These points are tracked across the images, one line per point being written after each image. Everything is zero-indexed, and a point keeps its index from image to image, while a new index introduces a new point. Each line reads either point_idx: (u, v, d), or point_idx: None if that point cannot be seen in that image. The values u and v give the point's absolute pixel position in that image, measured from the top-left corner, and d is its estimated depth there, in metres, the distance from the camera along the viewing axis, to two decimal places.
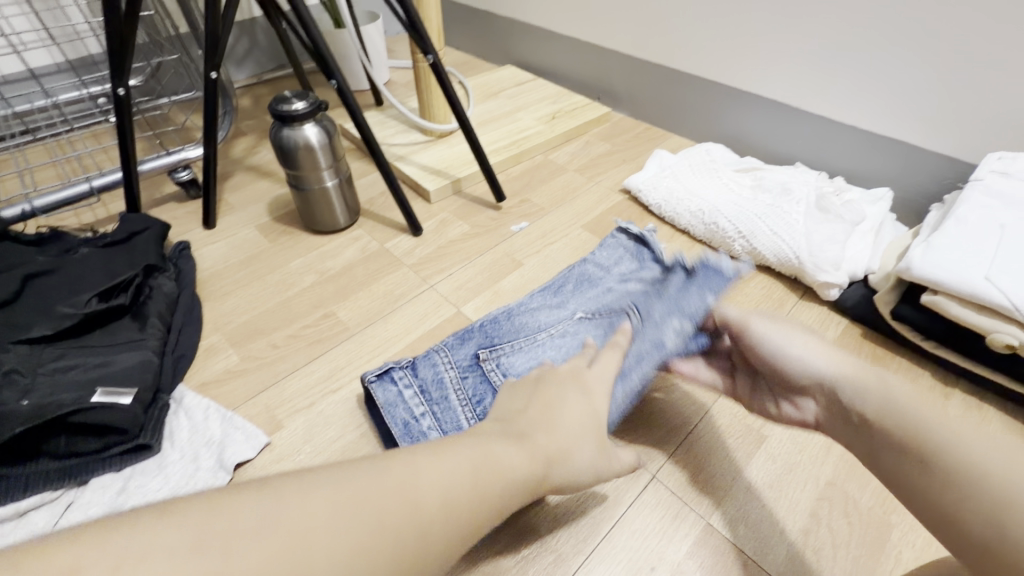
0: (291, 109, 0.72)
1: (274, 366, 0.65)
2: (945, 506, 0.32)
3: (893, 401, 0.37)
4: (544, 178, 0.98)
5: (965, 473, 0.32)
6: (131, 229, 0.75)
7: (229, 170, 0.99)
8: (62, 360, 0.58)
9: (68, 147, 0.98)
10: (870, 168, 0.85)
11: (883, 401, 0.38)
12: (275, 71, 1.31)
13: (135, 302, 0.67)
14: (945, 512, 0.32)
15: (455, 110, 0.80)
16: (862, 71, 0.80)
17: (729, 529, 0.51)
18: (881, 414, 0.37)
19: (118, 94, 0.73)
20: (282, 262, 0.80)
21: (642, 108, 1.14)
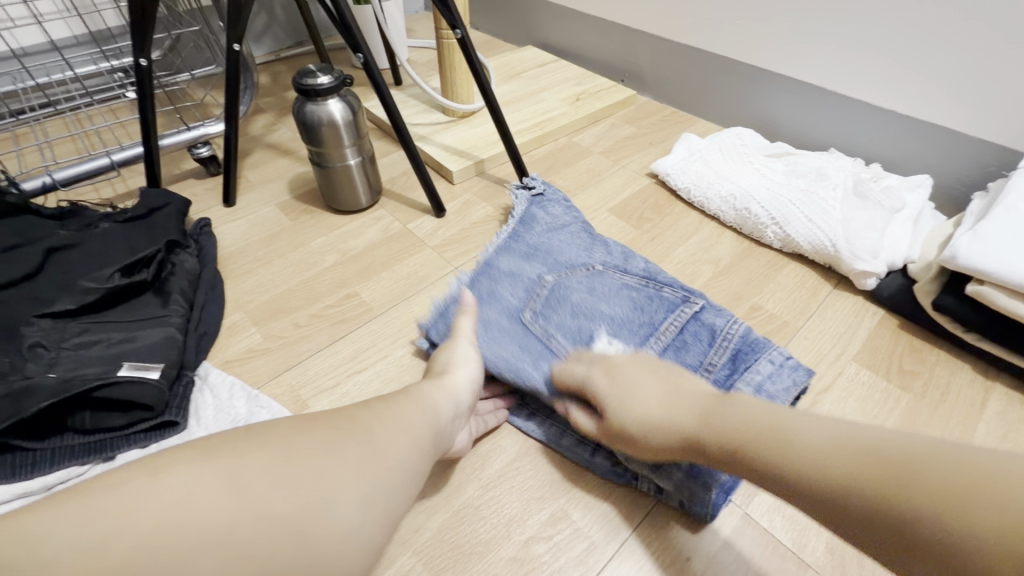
0: (315, 83, 0.70)
1: (298, 345, 0.64)
2: (836, 493, 0.32)
3: (707, 413, 0.41)
4: (568, 160, 0.95)
5: (798, 448, 0.34)
6: (151, 205, 0.74)
7: (249, 147, 0.98)
8: (86, 335, 0.57)
9: (86, 122, 0.97)
10: (908, 154, 0.82)
11: (710, 409, 0.41)
12: (293, 48, 1.28)
13: (157, 278, 0.65)
14: (861, 501, 0.31)
15: (482, 87, 0.78)
16: (906, 53, 0.76)
17: (765, 519, 0.50)
18: (702, 423, 0.41)
19: (140, 65, 0.71)
20: (304, 240, 0.79)
21: (668, 91, 1.11)
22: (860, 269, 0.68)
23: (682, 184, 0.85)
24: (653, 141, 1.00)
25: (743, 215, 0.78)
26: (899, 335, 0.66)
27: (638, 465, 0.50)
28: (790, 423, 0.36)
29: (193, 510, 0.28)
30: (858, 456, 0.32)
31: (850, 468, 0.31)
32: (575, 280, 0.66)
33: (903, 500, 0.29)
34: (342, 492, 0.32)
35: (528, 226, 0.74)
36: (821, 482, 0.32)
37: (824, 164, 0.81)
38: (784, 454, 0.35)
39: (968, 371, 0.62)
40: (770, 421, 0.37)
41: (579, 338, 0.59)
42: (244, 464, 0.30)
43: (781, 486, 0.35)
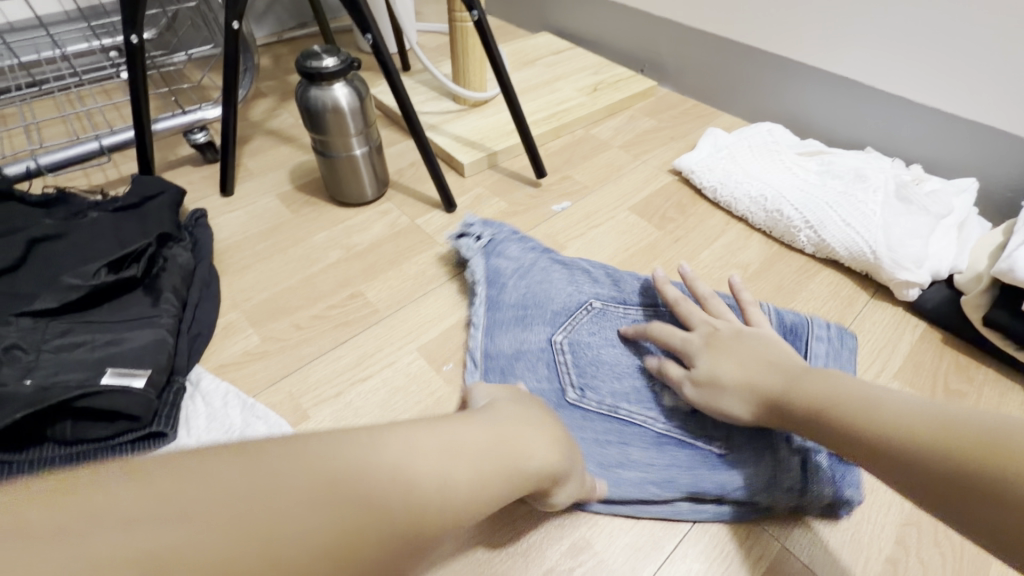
0: (320, 66, 0.65)
1: (298, 349, 0.60)
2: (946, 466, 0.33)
3: (799, 373, 0.45)
4: (585, 154, 0.90)
5: (881, 407, 0.38)
6: (143, 193, 0.69)
7: (248, 134, 0.93)
8: (69, 336, 0.53)
9: (77, 103, 0.92)
10: (951, 155, 0.77)
11: (796, 377, 0.44)
12: (297, 29, 1.23)
13: (148, 274, 0.60)
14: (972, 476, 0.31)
15: (499, 74, 0.73)
16: (957, 45, 0.71)
17: (805, 555, 0.45)
18: (792, 383, 0.44)
19: (130, 43, 0.66)
20: (305, 234, 0.74)
21: (691, 83, 1.05)
22: (902, 278, 0.64)
23: (708, 182, 0.80)
24: (675, 135, 0.94)
25: (774, 217, 0.73)
26: (943, 350, 0.62)
27: (789, 489, 0.47)
28: (878, 392, 0.39)
29: (264, 500, 0.24)
30: (940, 427, 0.34)
31: (928, 436, 0.34)
32: (577, 318, 0.60)
33: (969, 461, 0.32)
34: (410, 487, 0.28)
35: (498, 286, 0.63)
36: (889, 435, 0.36)
37: (862, 164, 0.76)
38: (863, 408, 0.39)
39: (1020, 392, 0.57)
40: (861, 393, 0.40)
41: (641, 398, 0.54)
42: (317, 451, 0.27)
43: (852, 440, 0.38)
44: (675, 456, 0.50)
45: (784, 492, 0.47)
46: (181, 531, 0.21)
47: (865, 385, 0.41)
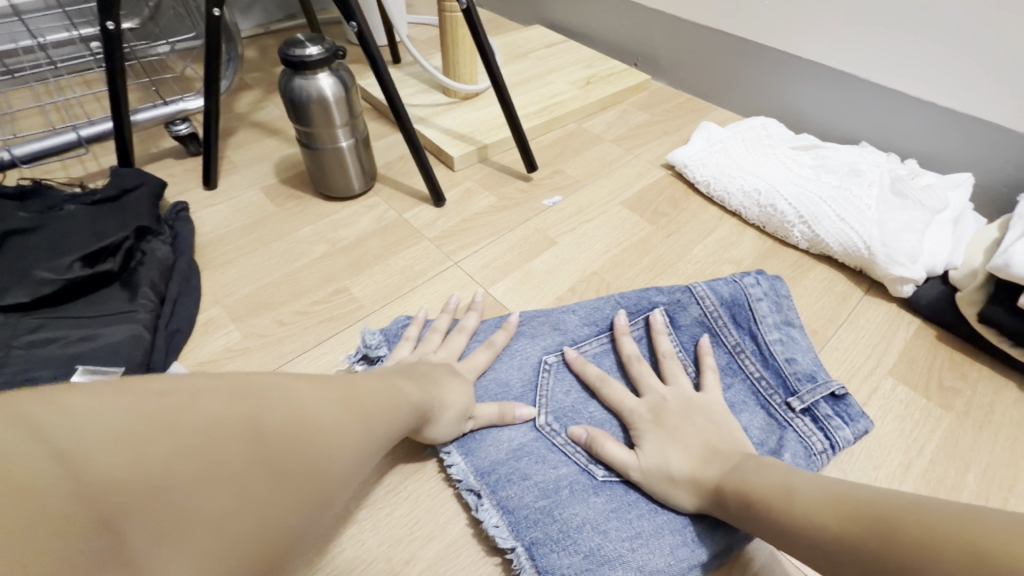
0: (304, 54, 0.63)
1: (280, 346, 0.58)
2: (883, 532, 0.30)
3: (735, 467, 0.41)
4: (577, 148, 0.89)
5: (817, 498, 0.35)
6: (122, 186, 0.67)
7: (234, 126, 0.91)
8: (40, 333, 0.51)
9: (56, 93, 0.90)
10: (947, 150, 0.76)
11: (738, 467, 0.41)
12: (285, 20, 1.20)
13: (126, 268, 0.59)
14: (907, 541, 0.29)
15: (489, 65, 0.71)
16: (954, 39, 0.70)
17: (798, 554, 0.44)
18: (727, 477, 0.41)
19: (107, 30, 0.64)
20: (291, 228, 0.72)
21: (685, 77, 1.04)
22: (896, 274, 0.63)
23: (701, 176, 0.79)
24: (668, 129, 0.93)
25: (768, 212, 0.72)
26: (938, 347, 0.61)
27: (822, 449, 0.49)
28: (803, 488, 0.37)
29: (174, 413, 0.24)
30: (863, 525, 0.31)
31: (855, 536, 0.31)
32: (528, 349, 0.56)
33: (895, 561, 0.29)
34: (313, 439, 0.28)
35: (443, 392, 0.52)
36: (824, 542, 0.33)
37: (856, 158, 0.75)
38: (793, 511, 0.36)
39: (1014, 389, 0.57)
40: (805, 485, 0.37)
41: None
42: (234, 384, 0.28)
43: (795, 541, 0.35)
44: None
45: (821, 454, 0.49)
46: (105, 459, 0.22)
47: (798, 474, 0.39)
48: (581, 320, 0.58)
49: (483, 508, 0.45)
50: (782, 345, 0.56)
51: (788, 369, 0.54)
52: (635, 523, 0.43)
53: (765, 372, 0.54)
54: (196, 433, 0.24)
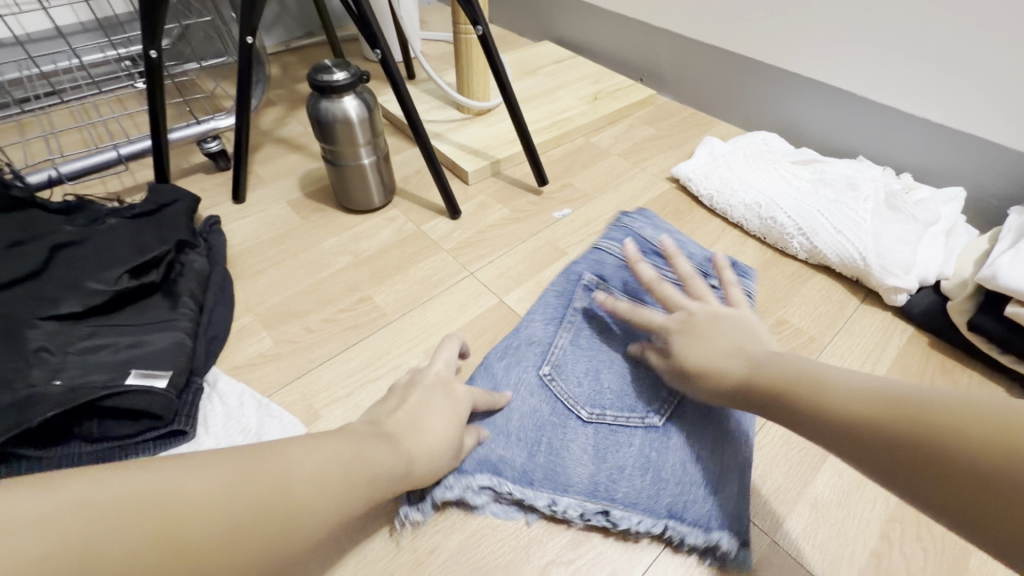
0: (332, 79, 0.67)
1: (310, 352, 0.62)
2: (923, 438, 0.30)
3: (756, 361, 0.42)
4: (586, 161, 0.93)
5: (842, 387, 0.36)
6: (160, 201, 0.72)
7: (259, 142, 0.95)
8: (93, 339, 0.55)
9: (93, 112, 0.95)
10: (941, 164, 0.79)
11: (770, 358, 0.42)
12: (304, 38, 1.26)
13: (167, 279, 0.63)
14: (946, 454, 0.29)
15: (503, 86, 0.76)
16: (946, 59, 0.73)
17: (793, 547, 0.48)
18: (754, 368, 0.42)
19: (150, 57, 0.69)
20: (315, 241, 0.77)
21: (689, 91, 1.08)
22: (891, 284, 0.66)
23: (704, 189, 0.83)
24: (673, 143, 0.97)
25: (768, 225, 0.76)
26: (930, 354, 0.64)
27: None
28: (844, 384, 0.36)
29: (174, 490, 0.26)
30: (896, 410, 0.32)
31: (887, 418, 0.32)
32: (521, 373, 0.55)
33: (925, 442, 0.30)
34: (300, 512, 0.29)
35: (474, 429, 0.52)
36: (856, 421, 0.34)
37: (853, 172, 0.79)
38: (832, 396, 0.36)
39: (1002, 394, 0.60)
40: (830, 372, 0.38)
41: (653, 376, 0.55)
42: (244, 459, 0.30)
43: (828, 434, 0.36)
44: None
45: None
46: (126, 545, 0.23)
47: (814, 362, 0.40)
48: (544, 323, 0.60)
49: (569, 505, 0.48)
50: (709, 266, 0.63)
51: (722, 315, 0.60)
52: (696, 459, 0.50)
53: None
54: (198, 514, 0.25)
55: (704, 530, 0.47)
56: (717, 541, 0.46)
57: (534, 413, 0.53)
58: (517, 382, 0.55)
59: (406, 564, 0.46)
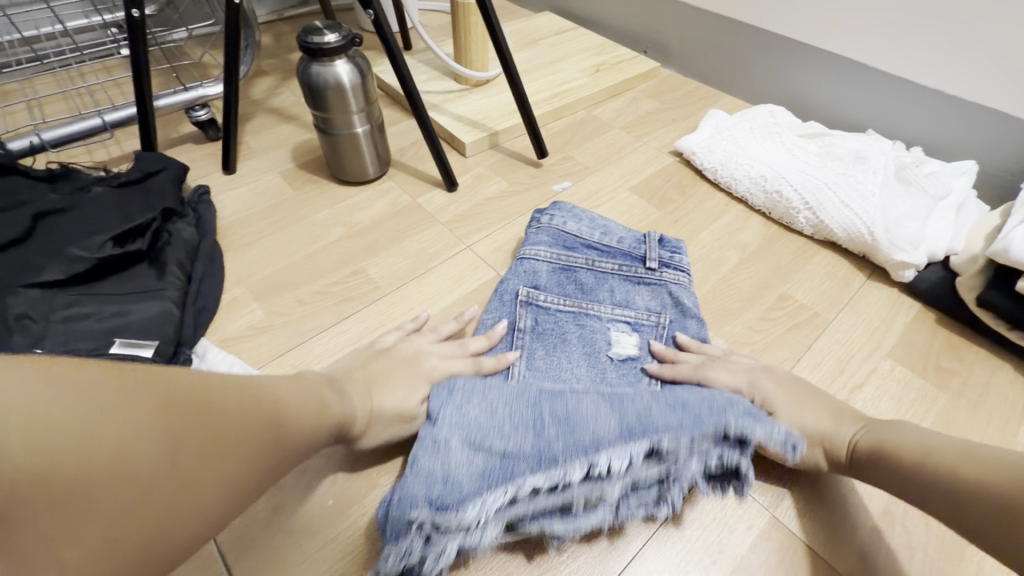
0: (322, 41, 0.65)
1: (301, 323, 0.61)
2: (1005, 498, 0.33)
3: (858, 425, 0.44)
4: (587, 134, 0.90)
5: (926, 448, 0.39)
6: (146, 169, 0.70)
7: (250, 112, 0.93)
8: (77, 307, 0.54)
9: (78, 79, 0.92)
10: (952, 139, 0.77)
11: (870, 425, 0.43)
12: (297, 7, 1.22)
13: (153, 248, 0.61)
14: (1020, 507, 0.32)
15: (502, 52, 0.73)
16: (964, 26, 0.70)
17: (792, 522, 0.47)
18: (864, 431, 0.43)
19: (132, 17, 0.66)
20: (308, 212, 0.75)
21: (694, 64, 1.05)
22: (899, 260, 0.65)
23: (708, 162, 0.80)
24: (677, 117, 0.94)
25: (774, 199, 0.74)
26: (936, 331, 0.63)
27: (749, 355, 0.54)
28: (939, 443, 0.39)
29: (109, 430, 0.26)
30: (987, 468, 0.35)
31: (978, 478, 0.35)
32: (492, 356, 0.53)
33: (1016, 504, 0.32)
34: (223, 457, 0.29)
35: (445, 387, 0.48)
36: (953, 484, 0.36)
37: (862, 146, 0.76)
38: (914, 456, 0.39)
39: (1009, 371, 0.59)
40: (909, 436, 0.40)
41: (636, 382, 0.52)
42: (170, 389, 0.29)
43: (917, 490, 0.38)
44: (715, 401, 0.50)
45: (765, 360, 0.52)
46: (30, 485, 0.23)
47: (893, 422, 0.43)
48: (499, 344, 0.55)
49: (548, 448, 0.42)
50: (672, 273, 0.60)
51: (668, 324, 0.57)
52: (714, 397, 0.44)
53: (650, 321, 0.57)
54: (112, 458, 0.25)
55: (763, 429, 0.42)
56: (775, 437, 0.42)
57: (521, 406, 0.46)
58: (487, 383, 0.48)
59: None
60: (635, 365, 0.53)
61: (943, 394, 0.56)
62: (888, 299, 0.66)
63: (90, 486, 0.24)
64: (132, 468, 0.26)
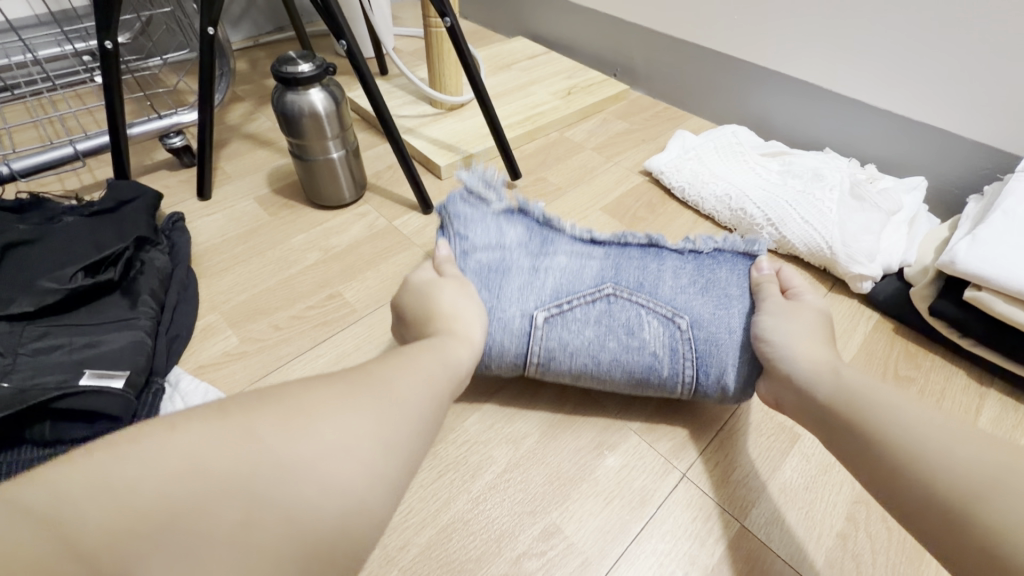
0: (296, 71, 0.66)
1: (277, 349, 0.61)
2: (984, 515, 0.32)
3: (840, 365, 0.43)
4: (560, 156, 0.93)
5: (916, 433, 0.36)
6: (119, 198, 0.70)
7: (226, 138, 0.93)
8: (46, 340, 0.53)
9: (50, 108, 0.92)
10: (902, 156, 0.81)
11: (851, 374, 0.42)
12: (273, 33, 1.23)
13: (125, 277, 0.61)
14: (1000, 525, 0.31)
15: (473, 80, 0.75)
16: (907, 55, 0.75)
17: (762, 532, 0.48)
18: (843, 396, 0.41)
19: (104, 48, 0.66)
20: (283, 237, 0.75)
21: (660, 86, 1.09)
22: (856, 272, 0.67)
23: (676, 181, 0.83)
24: (646, 137, 0.98)
25: (738, 215, 0.77)
26: (895, 340, 0.65)
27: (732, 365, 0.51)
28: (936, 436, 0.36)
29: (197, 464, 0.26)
30: (971, 480, 0.33)
31: (956, 492, 0.33)
32: (508, 282, 0.56)
33: (979, 524, 0.32)
34: (322, 454, 0.29)
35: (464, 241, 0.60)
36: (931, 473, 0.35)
37: (820, 163, 0.80)
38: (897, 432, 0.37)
39: (963, 376, 0.61)
40: (908, 410, 0.38)
41: (631, 324, 0.54)
42: (245, 427, 0.28)
43: (872, 462, 0.37)
44: (703, 321, 0.53)
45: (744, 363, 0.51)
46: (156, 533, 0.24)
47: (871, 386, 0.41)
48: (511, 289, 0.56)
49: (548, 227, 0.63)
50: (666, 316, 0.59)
51: (684, 328, 0.53)
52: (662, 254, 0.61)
53: (666, 313, 0.54)
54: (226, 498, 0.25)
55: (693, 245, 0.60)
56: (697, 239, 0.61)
57: (526, 240, 0.62)
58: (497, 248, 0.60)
59: (373, 560, 0.45)
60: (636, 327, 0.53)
61: None
62: (848, 312, 0.68)
63: (201, 523, 0.24)
64: (221, 506, 0.25)
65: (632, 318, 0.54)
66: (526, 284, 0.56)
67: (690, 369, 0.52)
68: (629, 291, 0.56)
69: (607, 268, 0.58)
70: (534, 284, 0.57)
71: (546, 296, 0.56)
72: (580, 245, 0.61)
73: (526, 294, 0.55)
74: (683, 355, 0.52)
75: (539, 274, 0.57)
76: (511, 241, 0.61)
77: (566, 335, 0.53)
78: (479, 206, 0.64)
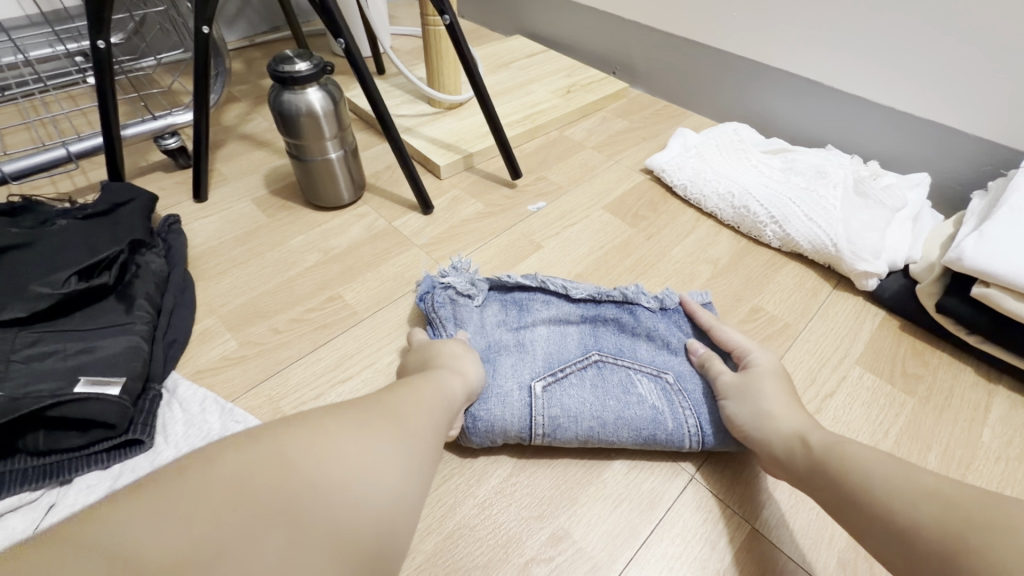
0: (293, 70, 0.65)
1: (277, 353, 0.60)
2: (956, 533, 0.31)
3: (811, 427, 0.44)
4: (561, 154, 0.92)
5: (878, 471, 0.37)
6: (114, 200, 0.68)
7: (221, 138, 0.92)
8: (39, 346, 0.52)
9: (42, 109, 0.91)
10: (904, 152, 0.81)
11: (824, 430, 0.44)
12: (269, 33, 1.22)
13: (121, 281, 0.59)
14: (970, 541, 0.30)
15: (473, 78, 0.74)
16: (909, 51, 0.74)
17: (773, 534, 0.47)
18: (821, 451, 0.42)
19: (97, 48, 0.64)
20: (282, 239, 0.74)
21: (660, 84, 1.08)
22: (861, 270, 0.67)
23: (678, 180, 0.82)
24: (646, 135, 0.97)
25: (741, 214, 0.76)
26: (901, 337, 0.65)
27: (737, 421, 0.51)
28: (902, 471, 0.37)
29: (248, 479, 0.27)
30: (939, 501, 0.34)
31: (934, 518, 0.33)
32: (499, 366, 0.54)
33: (965, 540, 0.31)
34: (368, 448, 0.32)
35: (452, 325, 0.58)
36: (901, 500, 0.35)
37: (823, 161, 0.79)
38: (869, 471, 0.38)
39: (971, 374, 0.61)
40: (862, 453, 0.40)
41: (626, 389, 0.53)
42: (283, 447, 0.29)
43: (863, 509, 0.37)
44: (690, 386, 0.54)
45: None
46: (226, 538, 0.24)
47: (844, 440, 0.42)
48: (504, 371, 0.54)
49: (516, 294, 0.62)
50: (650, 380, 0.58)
51: (672, 382, 0.54)
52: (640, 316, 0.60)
53: (651, 370, 0.55)
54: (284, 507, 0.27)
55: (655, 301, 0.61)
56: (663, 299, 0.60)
57: (504, 312, 0.61)
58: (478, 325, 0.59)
59: None
60: (632, 390, 0.53)
61: (912, 399, 0.58)
62: (853, 310, 0.68)
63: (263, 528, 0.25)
64: (304, 491, 0.28)
65: (626, 383, 0.53)
66: (516, 361, 0.55)
67: (694, 420, 0.51)
68: (614, 357, 0.56)
69: (587, 335, 0.59)
70: (524, 360, 0.56)
71: (540, 366, 0.55)
72: (556, 305, 0.61)
73: (520, 371, 0.54)
74: (681, 403, 0.52)
75: (526, 349, 0.57)
76: (491, 322, 0.60)
77: (567, 400, 0.52)
78: (466, 302, 0.61)
